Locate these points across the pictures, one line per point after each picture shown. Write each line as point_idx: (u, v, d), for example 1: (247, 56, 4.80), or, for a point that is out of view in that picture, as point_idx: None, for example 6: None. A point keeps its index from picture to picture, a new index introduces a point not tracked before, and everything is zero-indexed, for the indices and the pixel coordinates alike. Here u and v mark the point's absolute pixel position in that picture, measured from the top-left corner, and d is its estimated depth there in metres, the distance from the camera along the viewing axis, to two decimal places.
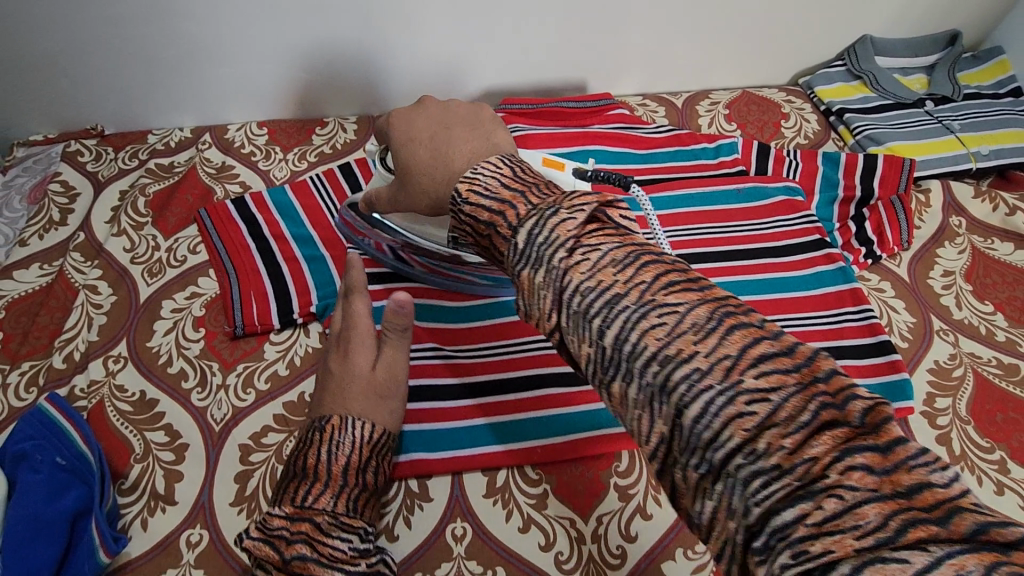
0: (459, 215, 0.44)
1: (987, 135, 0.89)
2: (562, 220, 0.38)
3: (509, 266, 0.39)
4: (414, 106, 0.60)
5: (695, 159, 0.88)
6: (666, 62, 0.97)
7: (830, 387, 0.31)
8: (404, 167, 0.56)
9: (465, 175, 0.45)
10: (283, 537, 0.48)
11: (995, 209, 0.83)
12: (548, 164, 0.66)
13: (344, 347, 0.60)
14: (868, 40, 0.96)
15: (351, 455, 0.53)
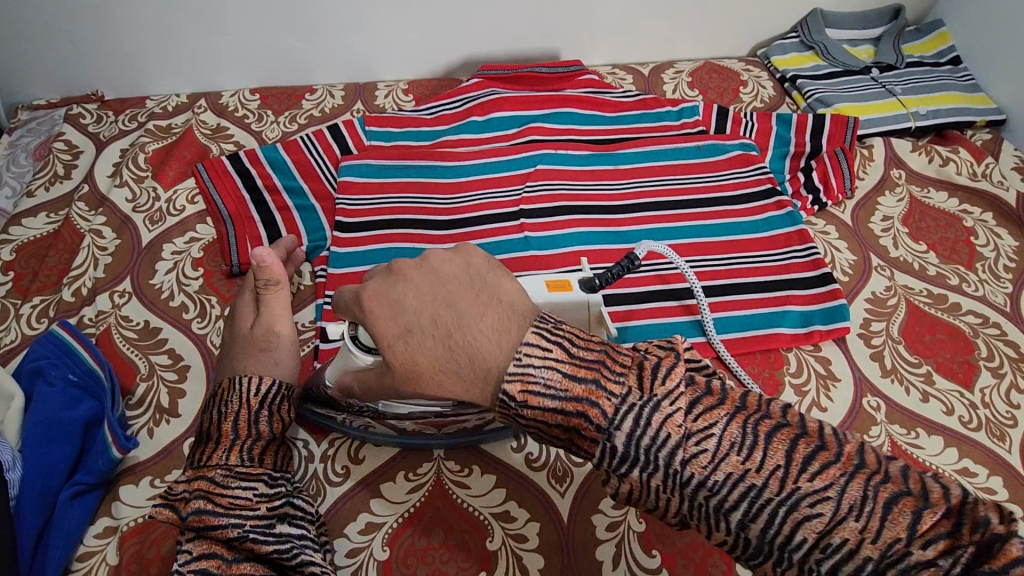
0: (520, 416, 0.39)
1: (925, 98, 0.97)
2: (664, 410, 0.37)
3: (609, 468, 0.38)
4: (383, 272, 0.46)
5: (660, 120, 0.95)
6: (633, 34, 1.04)
7: (739, 435, 0.37)
8: (394, 363, 0.42)
9: (513, 372, 0.38)
10: (182, 499, 0.49)
11: (931, 161, 0.90)
12: (555, 289, 0.56)
13: (233, 314, 0.64)
14: (819, 13, 1.04)
15: (235, 411, 0.54)
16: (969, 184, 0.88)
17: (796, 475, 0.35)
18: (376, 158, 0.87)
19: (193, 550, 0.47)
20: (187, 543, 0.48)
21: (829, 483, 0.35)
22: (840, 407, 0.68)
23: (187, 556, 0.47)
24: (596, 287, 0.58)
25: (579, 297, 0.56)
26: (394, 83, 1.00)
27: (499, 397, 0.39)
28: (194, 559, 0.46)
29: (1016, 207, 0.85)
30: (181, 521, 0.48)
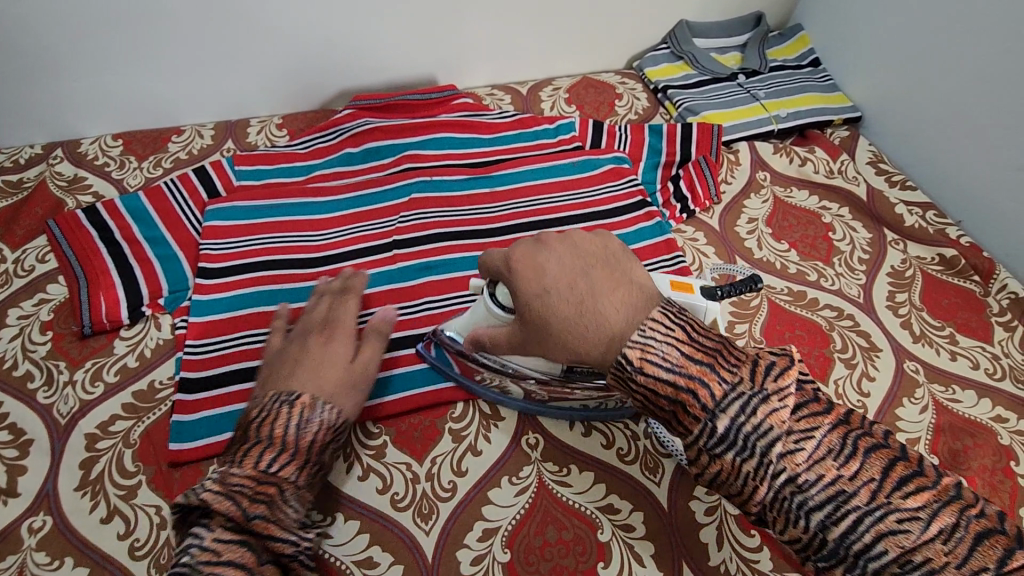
0: (632, 379, 0.49)
1: (785, 101, 1.02)
2: (768, 406, 0.46)
3: (704, 446, 0.47)
4: (531, 245, 0.57)
5: (537, 138, 0.97)
6: (508, 56, 1.05)
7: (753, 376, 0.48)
8: (534, 311, 0.54)
9: (636, 340, 0.49)
10: (244, 493, 0.51)
11: (792, 161, 0.95)
12: (677, 289, 0.59)
13: (323, 332, 0.66)
14: (685, 24, 1.08)
15: (317, 434, 0.57)
16: (826, 182, 0.93)
17: (766, 380, 0.47)
18: (244, 199, 0.84)
19: (220, 554, 0.48)
20: (216, 541, 0.49)
21: (813, 426, 0.46)
22: None
23: (214, 559, 0.48)
24: (716, 296, 0.59)
25: (700, 304, 0.58)
26: (267, 119, 0.99)
27: (619, 362, 0.49)
28: (222, 563, 0.48)
29: (868, 201, 0.90)
30: (240, 518, 0.50)
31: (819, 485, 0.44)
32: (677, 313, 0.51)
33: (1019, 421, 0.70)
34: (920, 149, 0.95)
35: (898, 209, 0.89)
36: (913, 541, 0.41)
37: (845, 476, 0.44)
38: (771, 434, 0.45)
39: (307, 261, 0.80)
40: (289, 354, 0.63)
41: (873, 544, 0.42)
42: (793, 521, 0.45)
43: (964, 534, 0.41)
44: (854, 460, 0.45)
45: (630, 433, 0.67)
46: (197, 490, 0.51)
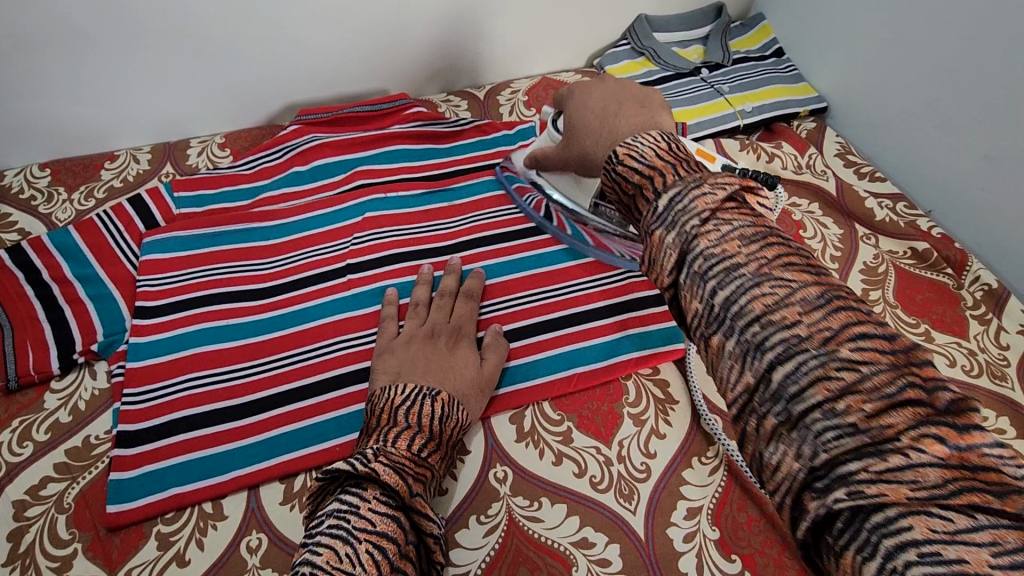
0: (612, 173, 0.50)
1: (750, 95, 1.00)
2: (706, 197, 0.43)
3: (647, 225, 0.45)
4: (593, 79, 0.66)
5: (497, 146, 0.93)
6: (462, 60, 1.01)
7: (751, 233, 0.41)
8: (572, 124, 0.64)
9: (625, 142, 0.50)
10: (407, 472, 0.52)
11: (759, 158, 0.92)
12: (701, 156, 0.71)
13: (451, 337, 0.68)
14: (644, 18, 1.04)
15: (453, 427, 0.60)
16: (795, 177, 0.90)
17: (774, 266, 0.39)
18: (184, 228, 0.79)
19: (374, 524, 0.48)
20: (371, 511, 0.48)
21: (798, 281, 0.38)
22: (677, 432, 0.66)
23: (371, 526, 0.47)
24: (733, 169, 0.71)
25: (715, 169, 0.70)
26: (208, 139, 0.94)
27: (608, 157, 0.51)
28: (379, 533, 0.47)
29: (837, 196, 0.88)
30: (403, 494, 0.50)
31: (775, 326, 0.36)
32: (671, 140, 0.51)
33: (998, 419, 0.69)
34: (887, 139, 0.94)
35: (869, 203, 0.87)
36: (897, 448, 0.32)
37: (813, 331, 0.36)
38: (749, 299, 0.38)
39: (255, 291, 0.75)
40: (415, 354, 0.65)
41: (871, 492, 0.31)
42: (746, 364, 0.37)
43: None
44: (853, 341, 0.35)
45: (603, 459, 0.64)
46: (363, 461, 0.51)
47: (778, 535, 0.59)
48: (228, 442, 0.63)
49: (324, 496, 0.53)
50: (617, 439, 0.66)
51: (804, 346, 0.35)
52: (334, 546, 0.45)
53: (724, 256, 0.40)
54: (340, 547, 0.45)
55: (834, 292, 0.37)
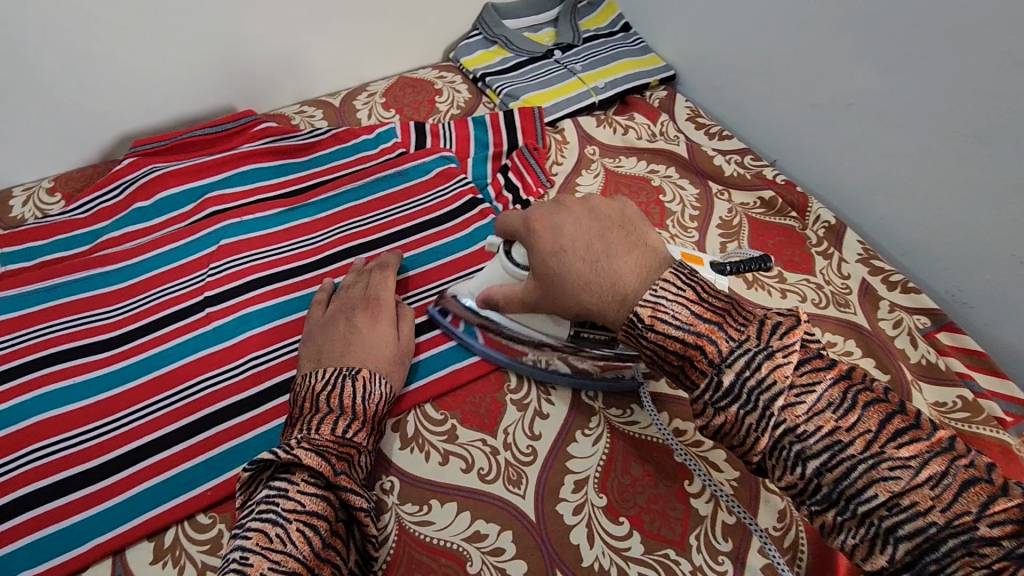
0: (643, 337, 0.52)
1: (602, 71, 1.03)
2: (776, 365, 0.47)
3: (709, 400, 0.49)
4: (548, 207, 0.62)
5: (358, 152, 0.91)
6: (311, 68, 0.98)
7: (765, 330, 0.49)
8: (549, 267, 0.58)
9: (649, 300, 0.52)
10: (331, 455, 0.54)
11: (615, 131, 0.95)
12: (686, 260, 0.63)
13: (368, 310, 0.68)
14: (491, 7, 1.05)
15: (378, 404, 0.61)
16: (650, 146, 0.94)
17: (793, 374, 0.48)
18: (11, 287, 0.71)
19: (304, 504, 0.51)
20: (299, 492, 0.52)
21: (815, 380, 0.47)
22: (560, 409, 0.68)
23: (299, 507, 0.51)
24: (725, 272, 0.63)
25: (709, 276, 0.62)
26: (35, 184, 0.86)
27: (632, 320, 0.53)
28: (308, 513, 0.51)
29: (689, 158, 0.93)
30: (329, 474, 0.53)
31: (816, 436, 0.46)
32: (688, 276, 0.53)
33: (847, 342, 0.75)
34: (729, 99, 0.99)
35: (718, 160, 0.92)
36: (902, 486, 0.43)
37: (843, 427, 0.46)
38: (774, 388, 0.47)
39: (102, 342, 0.69)
40: (333, 337, 0.65)
41: (865, 488, 0.44)
42: (791, 469, 0.47)
43: (951, 480, 0.43)
44: (852, 412, 0.46)
45: (489, 449, 0.65)
46: (289, 448, 0.54)
47: (661, 490, 0.62)
48: (85, 510, 0.59)
49: (256, 484, 0.55)
50: (502, 428, 0.67)
51: (843, 446, 0.45)
52: (264, 529, 0.49)
53: (775, 384, 0.47)
54: (269, 528, 0.49)
55: (854, 390, 0.47)
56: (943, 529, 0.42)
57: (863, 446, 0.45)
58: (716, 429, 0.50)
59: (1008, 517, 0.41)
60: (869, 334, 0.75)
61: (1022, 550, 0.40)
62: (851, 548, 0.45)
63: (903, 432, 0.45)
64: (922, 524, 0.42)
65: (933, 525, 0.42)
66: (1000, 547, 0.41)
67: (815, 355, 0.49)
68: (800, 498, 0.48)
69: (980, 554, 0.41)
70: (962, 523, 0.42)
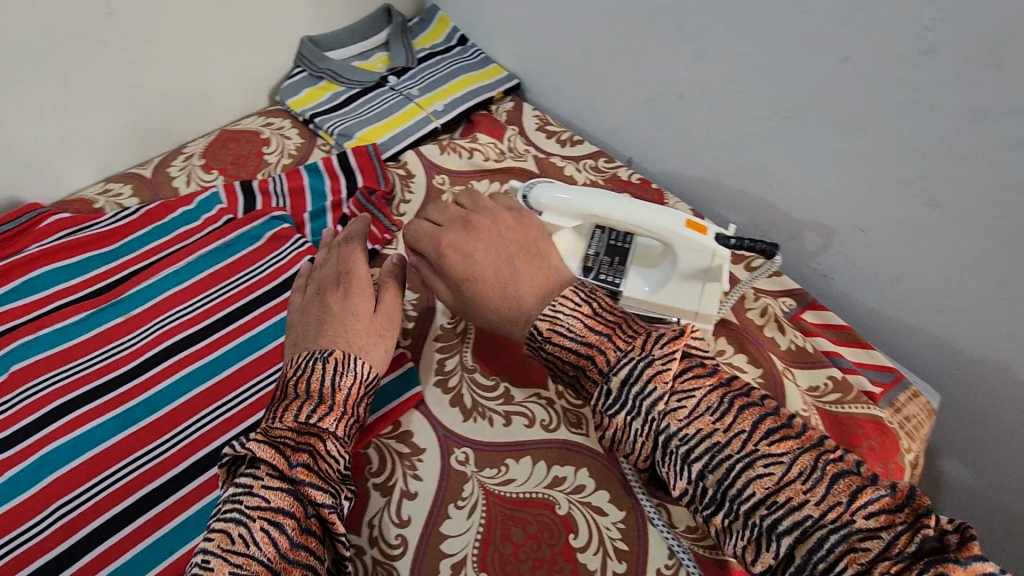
0: (544, 348, 0.56)
1: (441, 92, 0.97)
2: (657, 372, 0.49)
3: (603, 408, 0.51)
4: (461, 224, 0.64)
5: (176, 228, 0.80)
6: (108, 141, 0.86)
7: (654, 339, 0.51)
8: (468, 293, 0.61)
9: (547, 315, 0.55)
10: (289, 446, 0.53)
11: (462, 156, 0.89)
12: (692, 229, 0.62)
13: (340, 288, 0.65)
14: (308, 41, 0.96)
15: (352, 385, 0.58)
16: (500, 165, 0.88)
17: (675, 380, 0.49)
18: None
19: (270, 500, 0.50)
20: (264, 488, 0.50)
21: (695, 386, 0.49)
22: (429, 483, 0.61)
23: (264, 504, 0.49)
24: (729, 245, 0.62)
25: (708, 246, 0.61)
26: None
27: (533, 332, 0.56)
28: (273, 509, 0.49)
29: (539, 171, 0.87)
30: (284, 468, 0.51)
31: (697, 438, 0.47)
32: (591, 299, 0.57)
33: (718, 340, 0.72)
34: (574, 101, 0.96)
35: (567, 170, 0.88)
36: (777, 482, 0.44)
37: (721, 429, 0.47)
38: (655, 393, 0.48)
39: None
40: (309, 320, 0.64)
41: (744, 488, 0.44)
42: (680, 473, 0.47)
43: (821, 474, 0.44)
44: (728, 415, 0.47)
45: (353, 552, 0.57)
46: (243, 441, 0.52)
47: (545, 553, 0.57)
48: None
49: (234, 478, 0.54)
50: (366, 521, 0.59)
51: (721, 447, 0.46)
52: (227, 530, 0.48)
53: (653, 389, 0.49)
54: (232, 529, 0.48)
55: (731, 395, 0.48)
56: (820, 523, 0.42)
57: (740, 445, 0.46)
58: (612, 438, 0.51)
59: (880, 508, 0.42)
60: (738, 329, 0.73)
61: (900, 542, 0.41)
62: (741, 552, 0.45)
63: (775, 431, 0.46)
64: (798, 517, 0.42)
65: (813, 522, 0.42)
66: (880, 539, 0.41)
67: (697, 363, 0.50)
68: (693, 505, 0.47)
69: (860, 549, 0.41)
70: (837, 517, 0.42)
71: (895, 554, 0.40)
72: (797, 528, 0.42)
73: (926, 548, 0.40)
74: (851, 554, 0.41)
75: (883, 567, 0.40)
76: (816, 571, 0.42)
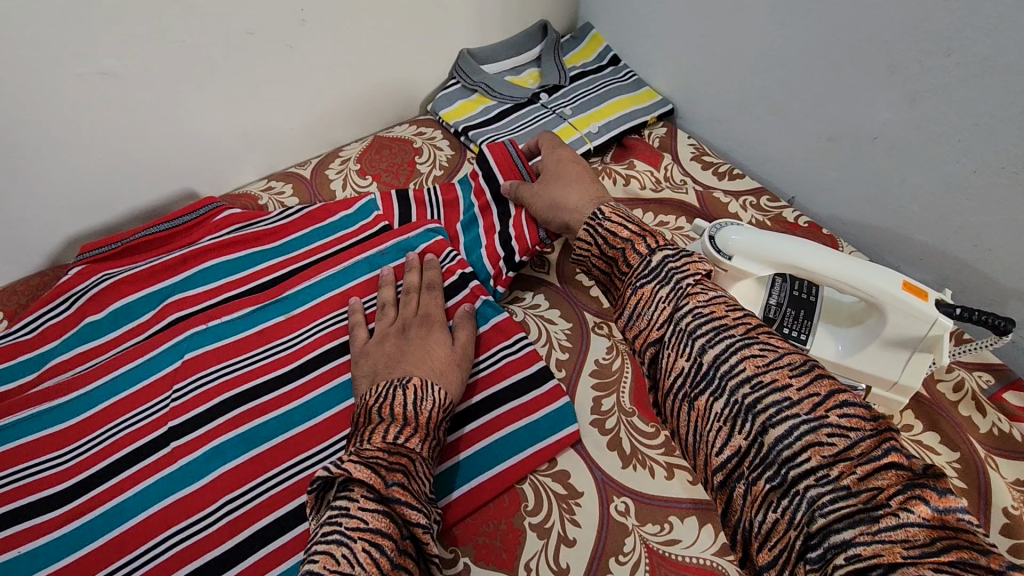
0: (599, 226, 0.61)
1: (595, 113, 0.94)
2: (693, 261, 0.53)
3: (635, 279, 0.54)
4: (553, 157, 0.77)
5: (335, 231, 0.81)
6: (276, 142, 0.89)
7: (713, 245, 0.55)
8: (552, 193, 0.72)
9: (611, 205, 0.63)
10: (382, 465, 0.52)
11: (616, 182, 0.88)
12: (909, 292, 0.56)
13: (422, 325, 0.68)
14: (467, 53, 0.96)
15: (433, 410, 0.58)
16: (656, 196, 0.86)
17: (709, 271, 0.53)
18: None
19: (366, 522, 0.49)
20: (361, 510, 0.49)
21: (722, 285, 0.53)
22: (589, 532, 0.59)
23: (364, 525, 0.48)
24: (952, 314, 0.56)
25: (928, 314, 0.56)
26: None
27: (593, 213, 0.62)
28: (372, 529, 0.48)
29: (700, 206, 0.85)
30: (381, 485, 0.51)
31: (706, 318, 0.48)
32: None
33: (904, 414, 0.65)
34: (734, 134, 0.91)
35: (732, 207, 0.84)
36: (766, 363, 0.44)
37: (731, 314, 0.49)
38: (688, 273, 0.52)
39: (54, 496, 0.62)
40: (387, 351, 0.65)
41: (736, 363, 0.45)
42: (682, 351, 0.48)
43: (810, 368, 0.44)
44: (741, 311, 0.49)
45: None
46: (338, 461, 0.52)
47: None
48: None
49: (323, 505, 0.53)
50: (524, 562, 0.57)
51: (725, 327, 0.47)
52: (329, 552, 0.46)
53: (687, 269, 0.52)
54: (334, 550, 0.46)
55: None
56: (795, 407, 0.41)
57: (742, 331, 0.47)
58: (633, 308, 0.52)
59: (855, 412, 0.40)
60: (929, 403, 0.66)
61: (866, 441, 0.39)
62: (716, 436, 0.44)
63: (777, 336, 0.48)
64: (777, 396, 0.42)
65: (789, 408, 0.41)
66: (848, 438, 0.39)
67: None
68: (684, 390, 0.47)
69: (825, 442, 0.39)
70: (813, 407, 0.41)
71: (858, 455, 0.38)
72: (773, 407, 0.42)
73: (896, 462, 0.37)
74: (816, 446, 0.39)
75: (845, 466, 0.38)
76: (779, 459, 0.40)
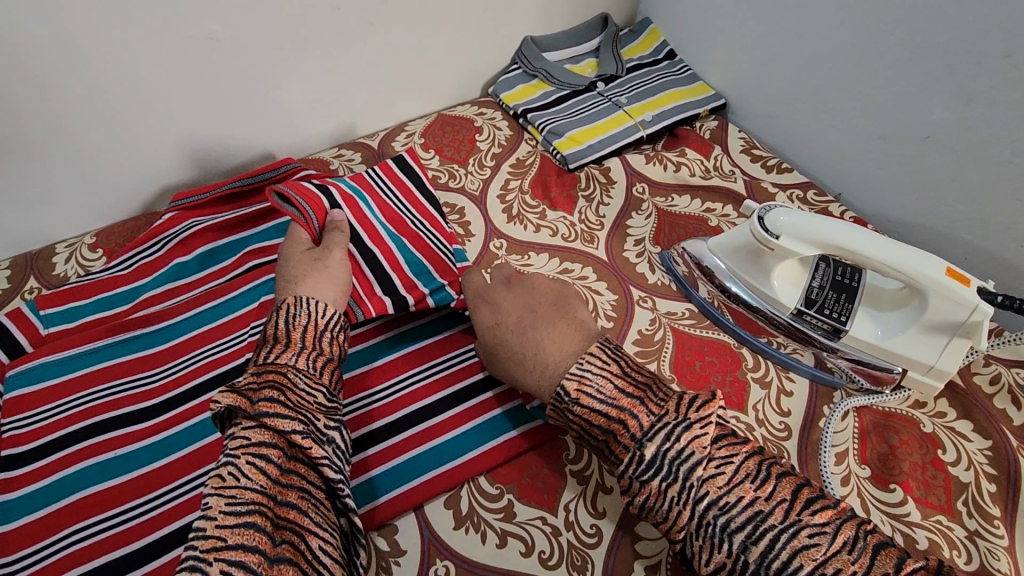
0: (571, 410, 0.53)
1: (649, 103, 0.98)
2: (694, 436, 0.47)
3: (633, 474, 0.48)
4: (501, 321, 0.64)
5: None
6: (349, 114, 0.96)
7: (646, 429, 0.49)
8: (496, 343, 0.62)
9: (574, 373, 0.53)
10: (250, 389, 0.50)
11: (666, 168, 0.92)
12: (952, 278, 0.59)
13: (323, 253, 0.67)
14: (530, 40, 1.01)
15: (304, 325, 0.57)
16: (704, 183, 0.90)
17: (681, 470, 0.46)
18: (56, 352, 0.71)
19: (250, 438, 0.48)
20: (243, 430, 0.48)
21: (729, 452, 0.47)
22: None
23: (246, 441, 0.47)
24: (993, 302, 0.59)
25: (971, 299, 0.58)
26: (77, 239, 0.86)
27: (558, 391, 0.54)
28: (254, 443, 0.47)
29: (747, 194, 0.88)
30: (246, 406, 0.49)
31: (739, 506, 0.44)
32: (612, 352, 0.55)
33: (938, 401, 0.67)
34: (785, 129, 0.94)
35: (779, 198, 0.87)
36: (823, 553, 0.41)
37: (762, 496, 0.45)
38: (693, 459, 0.46)
39: (140, 411, 0.68)
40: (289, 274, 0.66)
41: (790, 560, 0.42)
42: (717, 546, 0.44)
43: (863, 544, 0.42)
44: (766, 483, 0.45)
45: (550, 529, 0.60)
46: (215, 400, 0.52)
47: None
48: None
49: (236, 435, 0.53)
50: (562, 504, 0.62)
51: (763, 515, 0.44)
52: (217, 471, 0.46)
53: (692, 454, 0.47)
54: (221, 470, 0.46)
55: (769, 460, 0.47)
56: None
57: (781, 515, 0.44)
58: (641, 505, 0.48)
59: None
60: (964, 393, 0.67)
61: None
62: None
63: (814, 500, 0.45)
64: None
65: None
66: None
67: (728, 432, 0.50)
68: None
69: None
70: None
71: None
72: None
73: None
74: None
75: None
76: None
